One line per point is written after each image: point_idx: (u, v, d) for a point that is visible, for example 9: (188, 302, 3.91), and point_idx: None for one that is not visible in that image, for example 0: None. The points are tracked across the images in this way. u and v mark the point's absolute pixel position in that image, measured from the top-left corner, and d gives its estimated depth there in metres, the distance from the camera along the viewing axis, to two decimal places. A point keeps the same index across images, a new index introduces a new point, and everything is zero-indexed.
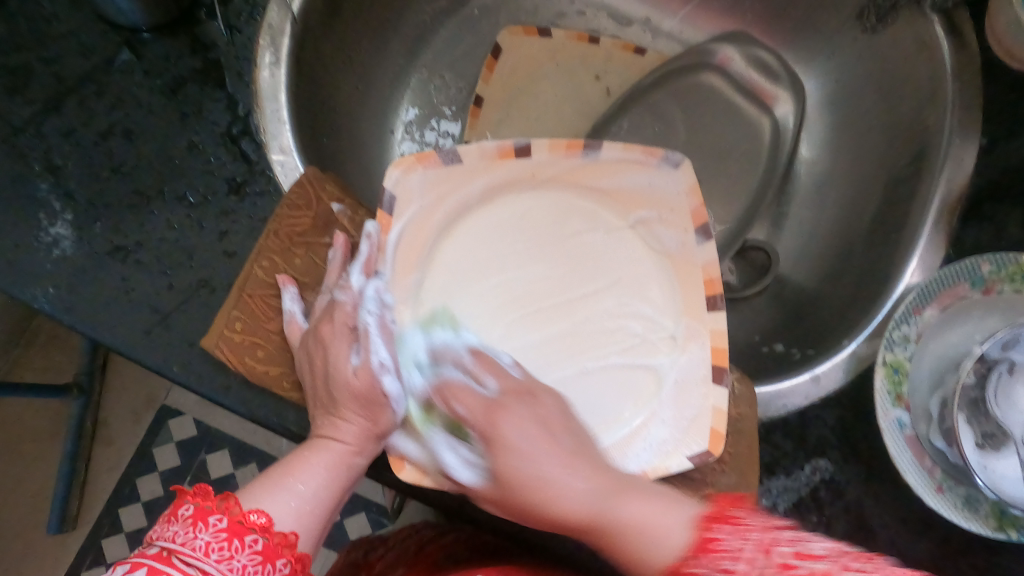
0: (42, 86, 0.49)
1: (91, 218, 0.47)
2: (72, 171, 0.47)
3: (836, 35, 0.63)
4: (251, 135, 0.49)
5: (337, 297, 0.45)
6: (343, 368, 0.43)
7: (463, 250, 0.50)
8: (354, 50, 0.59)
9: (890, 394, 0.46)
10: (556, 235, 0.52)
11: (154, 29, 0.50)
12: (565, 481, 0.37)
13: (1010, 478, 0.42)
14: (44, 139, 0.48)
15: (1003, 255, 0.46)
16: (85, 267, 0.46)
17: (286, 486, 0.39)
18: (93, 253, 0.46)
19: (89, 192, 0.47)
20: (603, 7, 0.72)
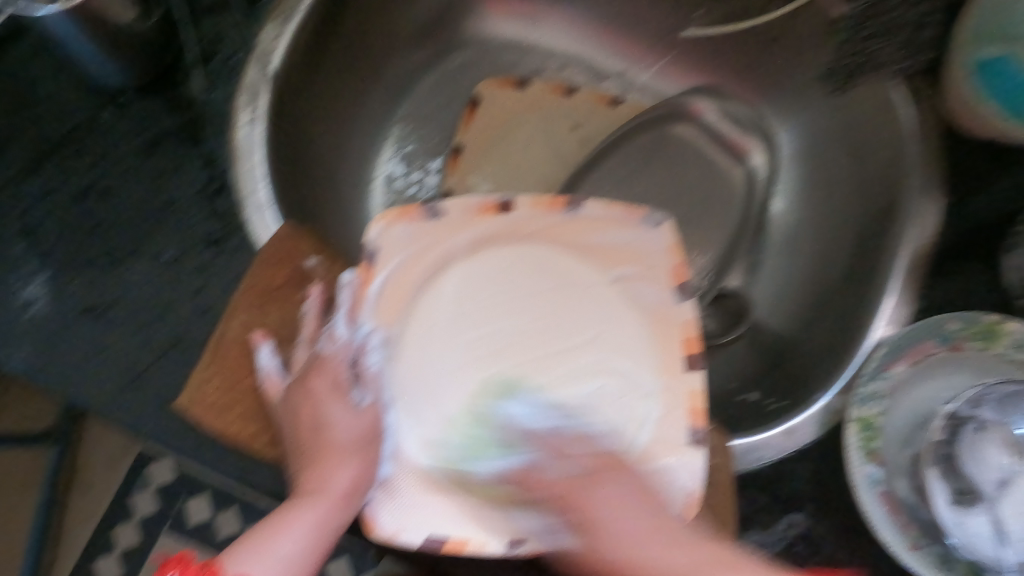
0: (21, 149, 0.49)
1: (65, 277, 0.47)
2: (49, 231, 0.48)
3: (805, 92, 0.65)
4: (228, 192, 0.50)
5: (323, 347, 0.46)
6: (330, 422, 0.43)
7: (438, 305, 0.48)
8: (335, 104, 0.61)
9: (860, 450, 0.47)
10: (540, 287, 0.50)
11: (134, 92, 0.51)
12: (654, 557, 0.39)
13: (983, 537, 0.41)
14: (21, 201, 0.48)
15: (968, 313, 0.47)
16: (59, 326, 0.46)
17: (266, 548, 0.41)
18: (67, 312, 0.46)
19: (64, 252, 0.48)
20: (579, 61, 0.73)
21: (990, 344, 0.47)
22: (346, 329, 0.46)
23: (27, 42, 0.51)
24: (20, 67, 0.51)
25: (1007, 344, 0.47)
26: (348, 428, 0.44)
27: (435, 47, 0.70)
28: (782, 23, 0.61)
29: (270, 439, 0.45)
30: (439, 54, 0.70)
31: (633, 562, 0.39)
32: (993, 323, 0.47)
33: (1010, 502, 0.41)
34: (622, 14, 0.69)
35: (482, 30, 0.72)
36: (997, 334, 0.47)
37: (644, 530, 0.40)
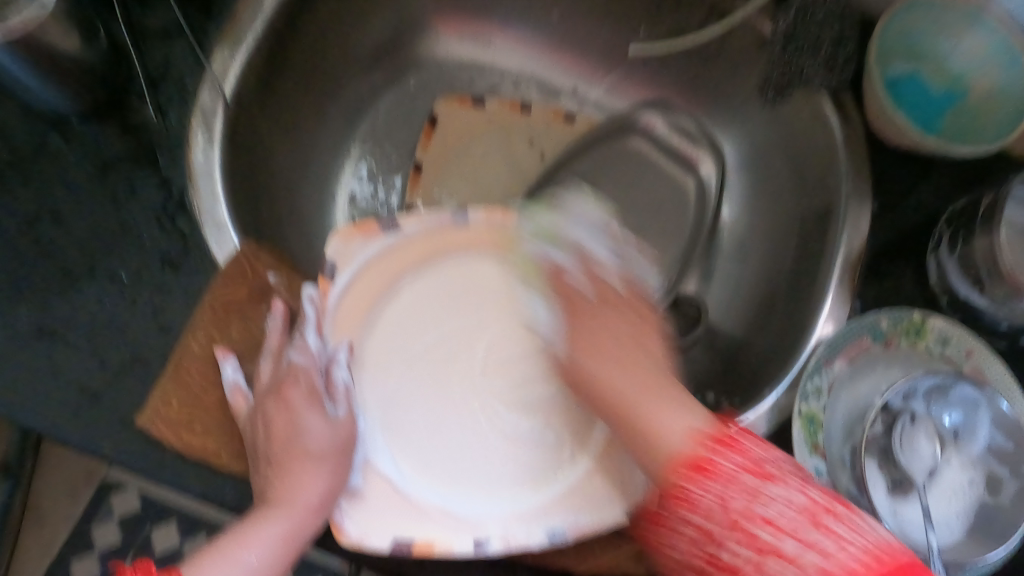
0: None
1: (17, 303, 0.47)
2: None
3: (746, 104, 0.67)
4: (186, 213, 0.50)
5: (295, 357, 0.45)
6: (303, 429, 0.43)
7: (401, 317, 0.52)
8: (292, 124, 0.62)
9: (806, 444, 0.50)
10: (493, 296, 0.53)
11: (84, 116, 0.51)
12: (668, 424, 0.40)
13: (915, 522, 0.48)
14: None
15: (898, 312, 0.52)
16: (12, 352, 0.46)
17: (233, 558, 0.39)
18: (21, 337, 0.46)
19: (15, 277, 0.47)
20: (533, 79, 0.75)
21: (918, 339, 0.52)
22: (314, 339, 0.46)
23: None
24: None
25: (930, 339, 0.52)
26: (316, 439, 0.43)
27: (392, 68, 0.72)
28: (721, 41, 0.64)
29: (235, 450, 0.45)
30: (396, 74, 0.72)
31: (625, 402, 0.42)
32: (919, 321, 0.52)
33: (936, 489, 0.49)
34: (572, 33, 0.72)
35: (437, 51, 0.74)
36: (924, 331, 0.52)
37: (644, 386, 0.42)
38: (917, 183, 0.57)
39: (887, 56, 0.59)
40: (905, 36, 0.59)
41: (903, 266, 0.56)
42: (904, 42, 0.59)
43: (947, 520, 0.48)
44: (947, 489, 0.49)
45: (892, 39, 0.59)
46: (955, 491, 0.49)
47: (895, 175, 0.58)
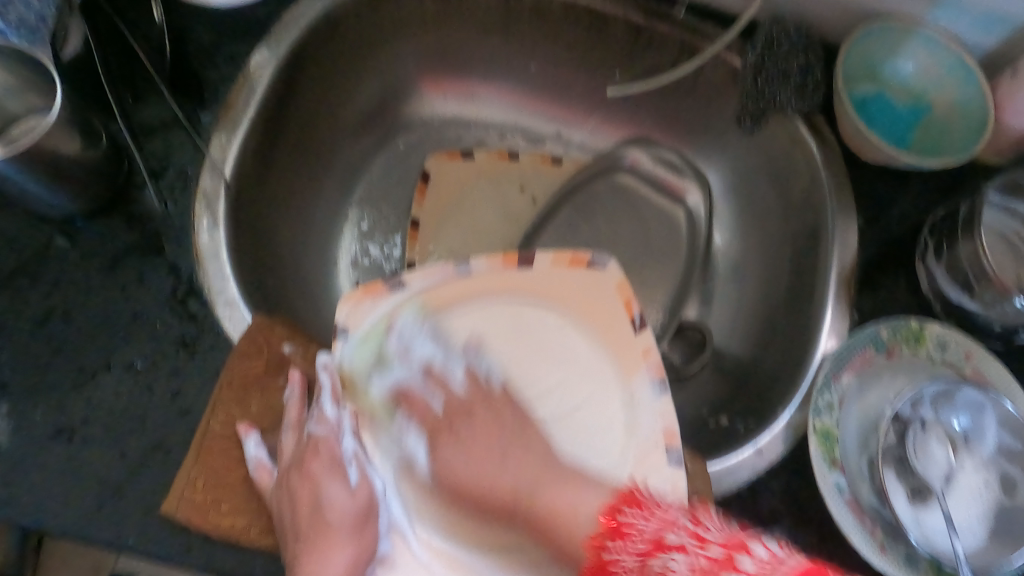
0: None
1: (31, 404, 0.48)
2: (10, 361, 0.49)
3: (725, 135, 0.70)
4: (196, 295, 0.52)
5: (314, 429, 0.47)
6: (329, 498, 0.45)
7: (419, 372, 0.52)
8: (289, 196, 0.64)
9: (826, 460, 0.51)
10: (507, 340, 0.54)
11: (88, 215, 0.52)
12: (494, 473, 0.47)
13: (939, 529, 0.50)
14: None
15: (896, 322, 0.55)
16: (31, 453, 0.47)
17: None
18: (37, 437, 0.47)
19: (29, 379, 0.48)
20: (516, 128, 0.78)
21: (918, 346, 0.55)
22: (329, 409, 0.48)
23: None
24: None
25: (930, 346, 0.55)
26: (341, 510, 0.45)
27: (381, 132, 0.74)
28: (693, 76, 0.67)
29: (263, 527, 0.46)
30: (385, 136, 0.74)
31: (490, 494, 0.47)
32: (917, 328, 0.55)
33: (954, 494, 0.51)
34: (551, 82, 0.75)
35: (423, 110, 0.76)
36: (922, 338, 0.55)
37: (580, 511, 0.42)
38: (897, 197, 0.61)
39: (851, 81, 0.63)
40: (868, 59, 0.63)
41: (893, 277, 0.59)
42: (864, 66, 0.63)
43: (969, 523, 0.50)
44: (965, 492, 0.51)
45: (855, 63, 0.62)
46: (974, 495, 0.51)
47: (876, 190, 0.61)
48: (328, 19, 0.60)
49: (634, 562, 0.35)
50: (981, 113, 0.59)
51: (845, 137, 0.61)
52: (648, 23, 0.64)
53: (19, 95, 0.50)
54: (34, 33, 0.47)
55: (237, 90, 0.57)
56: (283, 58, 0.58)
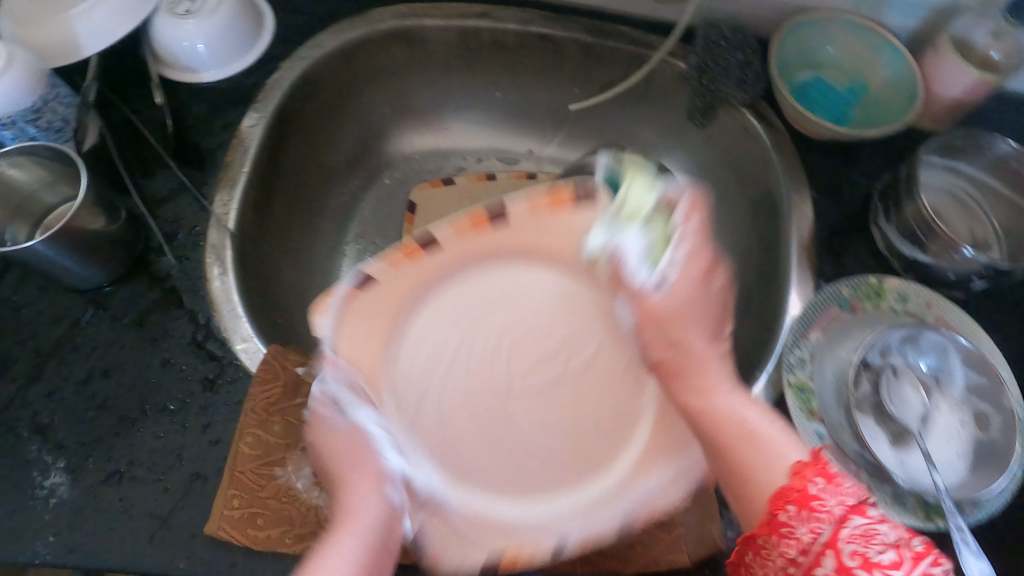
0: (24, 359, 0.56)
1: (82, 458, 0.53)
2: (60, 423, 0.54)
3: (682, 132, 0.75)
4: (215, 337, 0.57)
5: (317, 402, 0.50)
6: (333, 440, 0.48)
7: (419, 353, 0.56)
8: (289, 240, 0.69)
9: (803, 411, 0.55)
10: (501, 305, 0.58)
11: (115, 281, 0.59)
12: (701, 350, 0.49)
13: (920, 468, 0.53)
14: (30, 406, 0.54)
15: (856, 280, 0.59)
16: (85, 500, 0.51)
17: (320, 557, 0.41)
18: (90, 485, 0.52)
19: (78, 436, 0.53)
20: (492, 151, 0.84)
21: (880, 300, 0.59)
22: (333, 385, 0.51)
23: (9, 270, 0.59)
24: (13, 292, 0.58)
25: (892, 298, 0.59)
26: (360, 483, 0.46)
27: (366, 173, 0.79)
28: (644, 82, 0.73)
29: (297, 533, 0.50)
30: (372, 175, 0.80)
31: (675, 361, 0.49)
32: (877, 284, 0.59)
33: (932, 435, 0.54)
34: (518, 104, 0.80)
35: (403, 148, 0.82)
36: (883, 292, 0.59)
37: (756, 415, 0.45)
38: (846, 167, 0.66)
39: (788, 71, 0.68)
40: (801, 47, 0.68)
41: (851, 242, 0.63)
42: (799, 55, 0.68)
43: (951, 461, 0.53)
44: (944, 433, 0.54)
45: (790, 54, 0.68)
46: (951, 434, 0.54)
47: (826, 164, 0.66)
48: (306, 77, 0.67)
49: (813, 534, 0.37)
50: (910, 87, 0.64)
51: (789, 118, 0.66)
52: (598, 41, 0.70)
53: (53, 187, 0.57)
54: (59, 133, 0.58)
55: (234, 151, 0.63)
56: (270, 117, 0.65)
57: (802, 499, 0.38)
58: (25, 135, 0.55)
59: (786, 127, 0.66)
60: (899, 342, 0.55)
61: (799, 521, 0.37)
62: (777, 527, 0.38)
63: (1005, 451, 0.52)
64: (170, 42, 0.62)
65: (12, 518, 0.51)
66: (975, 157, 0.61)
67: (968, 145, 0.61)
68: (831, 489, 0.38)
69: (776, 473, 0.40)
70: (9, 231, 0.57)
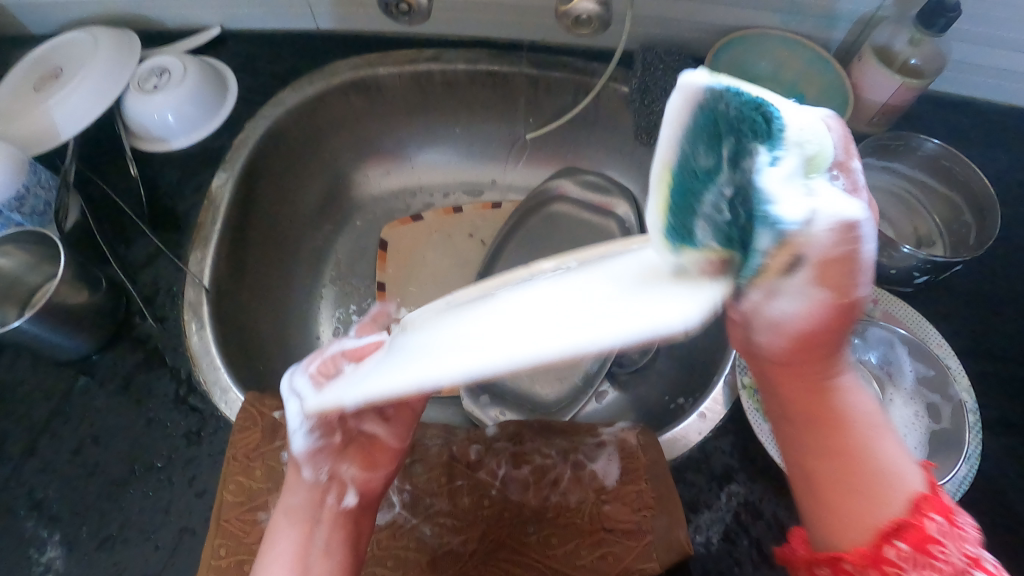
0: (16, 441, 0.58)
1: (77, 524, 0.55)
2: (53, 495, 0.56)
3: (634, 151, 0.78)
4: (196, 391, 0.60)
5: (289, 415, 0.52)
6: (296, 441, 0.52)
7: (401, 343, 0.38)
8: (265, 288, 0.72)
9: (759, 412, 0.57)
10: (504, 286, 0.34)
11: (100, 350, 0.61)
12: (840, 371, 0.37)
13: None
14: (24, 483, 0.57)
15: None
16: (85, 563, 0.54)
17: (273, 554, 0.48)
18: (87, 550, 0.54)
19: (74, 503, 0.56)
20: (458, 185, 0.86)
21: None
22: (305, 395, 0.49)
23: None
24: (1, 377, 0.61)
25: None
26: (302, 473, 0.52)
27: (337, 218, 0.82)
28: (593, 108, 0.76)
29: None
30: (343, 218, 0.83)
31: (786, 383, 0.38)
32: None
33: None
34: (477, 138, 0.84)
35: (371, 189, 0.84)
36: None
37: (874, 411, 0.37)
38: None
39: None
40: (737, 64, 0.69)
41: None
42: (737, 71, 0.69)
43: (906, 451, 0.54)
44: (902, 425, 0.54)
45: (727, 71, 0.69)
46: (908, 425, 0.54)
47: None
48: (270, 134, 0.71)
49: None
50: (842, 93, 0.65)
51: None
52: (543, 73, 0.74)
53: (35, 268, 0.60)
54: (42, 216, 0.61)
55: (205, 212, 0.66)
56: (239, 174, 0.68)
57: (920, 542, 0.32)
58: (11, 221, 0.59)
59: None
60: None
61: (909, 564, 0.32)
62: (878, 563, 0.33)
63: (955, 440, 0.54)
64: (140, 116, 0.65)
65: None
66: (907, 156, 0.62)
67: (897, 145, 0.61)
68: (950, 533, 0.32)
69: (879, 504, 0.34)
70: None
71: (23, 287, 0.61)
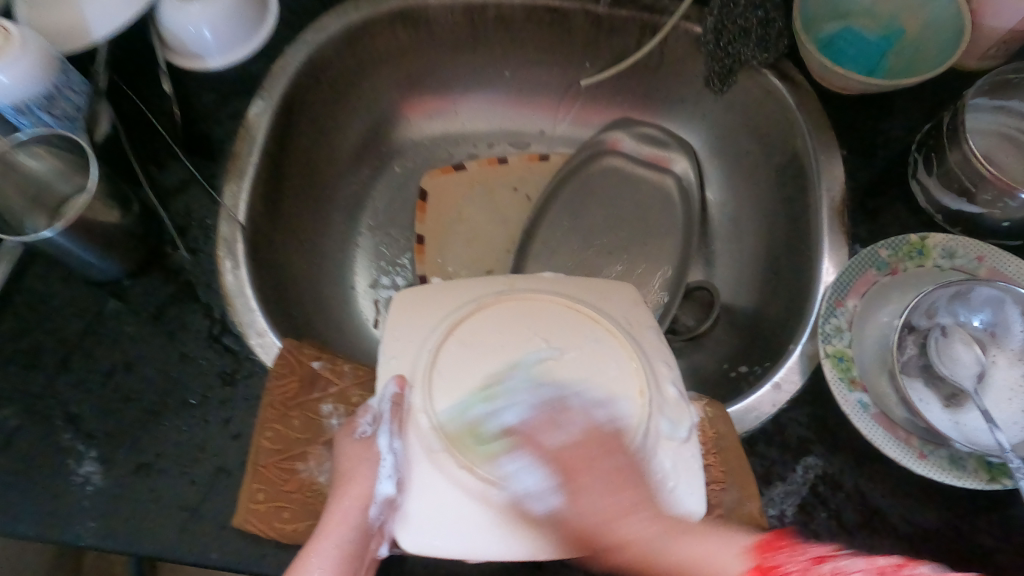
0: (50, 352, 0.55)
1: (113, 449, 0.52)
2: (88, 414, 0.53)
3: (701, 100, 0.73)
4: (231, 331, 0.56)
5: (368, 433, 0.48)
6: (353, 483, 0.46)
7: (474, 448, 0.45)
8: (302, 231, 0.68)
9: (843, 382, 0.53)
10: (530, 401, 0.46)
11: (132, 275, 0.57)
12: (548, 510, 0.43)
13: (980, 429, 0.50)
14: (59, 398, 0.53)
15: (895, 240, 0.56)
16: (117, 491, 0.50)
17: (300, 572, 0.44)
18: (121, 476, 0.51)
19: (110, 426, 0.53)
20: (505, 135, 0.80)
21: (923, 259, 0.56)
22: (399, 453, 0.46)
23: (29, 261, 0.58)
24: (32, 286, 0.57)
25: (936, 255, 0.56)
26: (350, 503, 0.45)
27: (373, 164, 0.77)
28: (658, 53, 0.70)
29: None
30: (382, 164, 0.78)
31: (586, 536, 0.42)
32: (918, 242, 0.56)
33: (993, 392, 0.52)
34: (528, 85, 0.77)
35: (411, 134, 0.79)
36: (926, 250, 0.56)
37: (604, 514, 0.41)
38: (878, 125, 0.63)
39: (815, 24, 0.65)
40: None
41: (883, 201, 0.60)
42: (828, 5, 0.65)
43: (1013, 418, 0.51)
44: (1004, 388, 0.52)
45: (816, 6, 0.64)
46: (1013, 390, 0.51)
47: (855, 120, 0.63)
48: (312, 63, 0.66)
49: None
50: (957, 25, 0.59)
51: (816, 77, 0.64)
52: (608, 10, 0.67)
53: (66, 178, 0.57)
54: (73, 121, 0.55)
55: (240, 141, 0.61)
56: (277, 105, 0.63)
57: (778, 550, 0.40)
58: (40, 121, 0.53)
59: (811, 84, 0.64)
60: (948, 301, 0.52)
61: (788, 567, 0.38)
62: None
63: None
64: (177, 28, 0.59)
65: (44, 508, 0.50)
66: None
67: (1022, 80, 0.57)
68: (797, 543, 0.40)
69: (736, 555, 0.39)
70: (29, 223, 0.56)
71: (52, 196, 0.57)
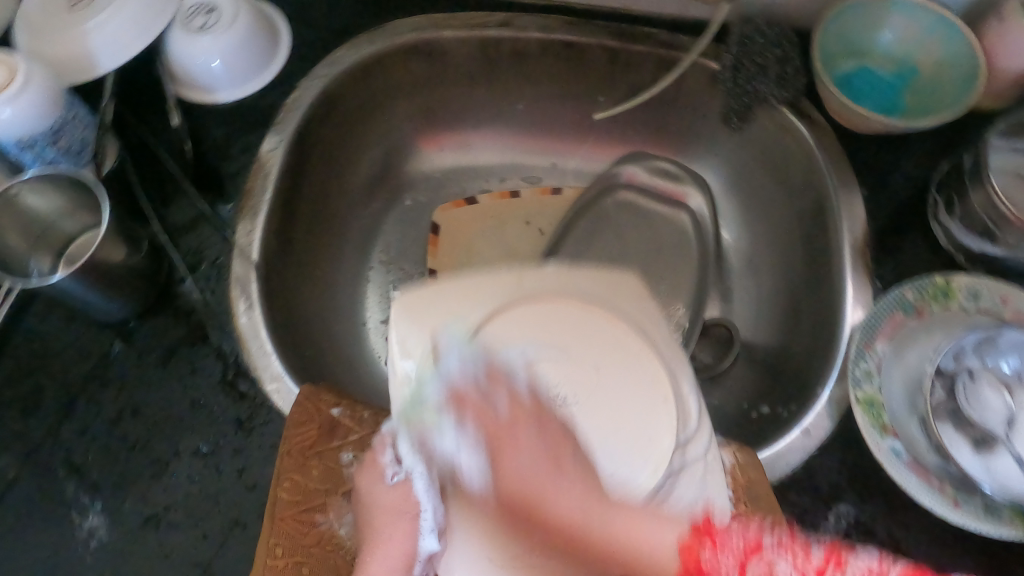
0: (53, 397, 0.53)
1: (119, 500, 0.50)
2: (92, 464, 0.51)
3: (716, 135, 0.72)
4: (245, 375, 0.54)
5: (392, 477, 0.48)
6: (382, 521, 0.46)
7: None
8: (314, 268, 0.66)
9: (875, 429, 0.52)
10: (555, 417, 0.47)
11: (140, 315, 0.55)
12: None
13: (1011, 475, 0.48)
14: (61, 447, 0.51)
15: (921, 281, 0.56)
16: (125, 545, 0.49)
17: None
18: (128, 530, 0.49)
19: (115, 476, 0.50)
20: (514, 169, 0.79)
21: (948, 300, 0.55)
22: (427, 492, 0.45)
23: (28, 304, 0.55)
24: (33, 326, 0.55)
25: (961, 297, 0.55)
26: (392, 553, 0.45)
27: (385, 197, 0.76)
28: (674, 88, 0.69)
29: None
30: (393, 196, 0.76)
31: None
32: (943, 283, 0.55)
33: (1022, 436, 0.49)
34: (542, 118, 0.76)
35: (422, 167, 0.78)
36: (951, 291, 0.55)
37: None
38: (899, 160, 0.62)
39: (832, 61, 0.64)
40: (844, 36, 0.63)
41: (906, 239, 0.60)
42: (843, 44, 0.64)
43: None
44: None
45: (833, 43, 0.64)
46: None
47: (876, 156, 0.62)
48: (326, 97, 0.64)
49: None
50: (971, 65, 0.58)
51: (832, 114, 0.63)
52: (625, 46, 0.66)
53: (71, 215, 0.54)
54: (78, 156, 0.55)
55: (253, 178, 0.60)
56: (289, 140, 0.62)
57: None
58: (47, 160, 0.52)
59: (829, 122, 0.63)
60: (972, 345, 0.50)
61: None
62: None
63: None
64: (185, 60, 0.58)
65: (48, 564, 0.48)
66: None
67: None
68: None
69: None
70: (33, 263, 0.55)
71: (56, 236, 0.55)
